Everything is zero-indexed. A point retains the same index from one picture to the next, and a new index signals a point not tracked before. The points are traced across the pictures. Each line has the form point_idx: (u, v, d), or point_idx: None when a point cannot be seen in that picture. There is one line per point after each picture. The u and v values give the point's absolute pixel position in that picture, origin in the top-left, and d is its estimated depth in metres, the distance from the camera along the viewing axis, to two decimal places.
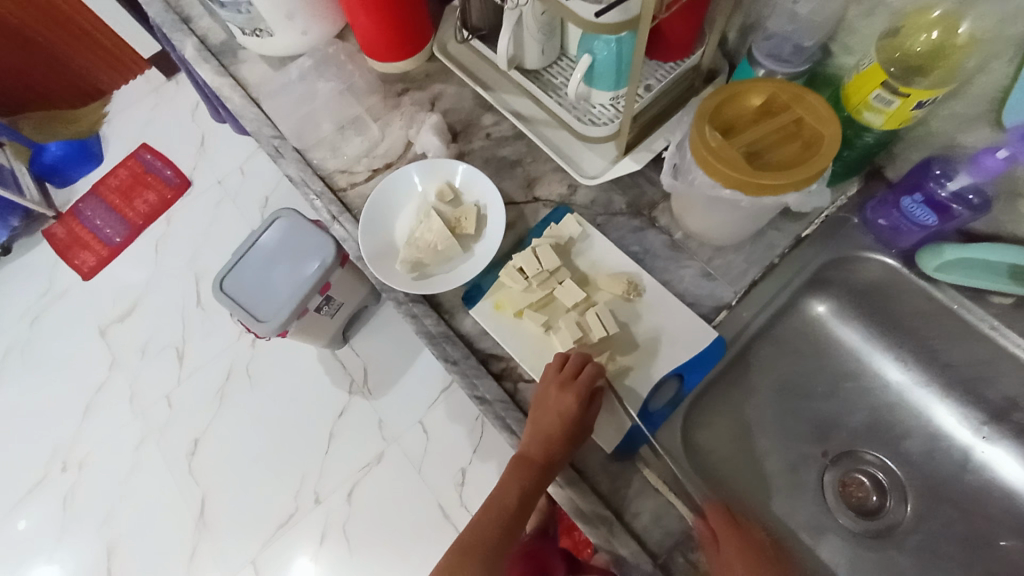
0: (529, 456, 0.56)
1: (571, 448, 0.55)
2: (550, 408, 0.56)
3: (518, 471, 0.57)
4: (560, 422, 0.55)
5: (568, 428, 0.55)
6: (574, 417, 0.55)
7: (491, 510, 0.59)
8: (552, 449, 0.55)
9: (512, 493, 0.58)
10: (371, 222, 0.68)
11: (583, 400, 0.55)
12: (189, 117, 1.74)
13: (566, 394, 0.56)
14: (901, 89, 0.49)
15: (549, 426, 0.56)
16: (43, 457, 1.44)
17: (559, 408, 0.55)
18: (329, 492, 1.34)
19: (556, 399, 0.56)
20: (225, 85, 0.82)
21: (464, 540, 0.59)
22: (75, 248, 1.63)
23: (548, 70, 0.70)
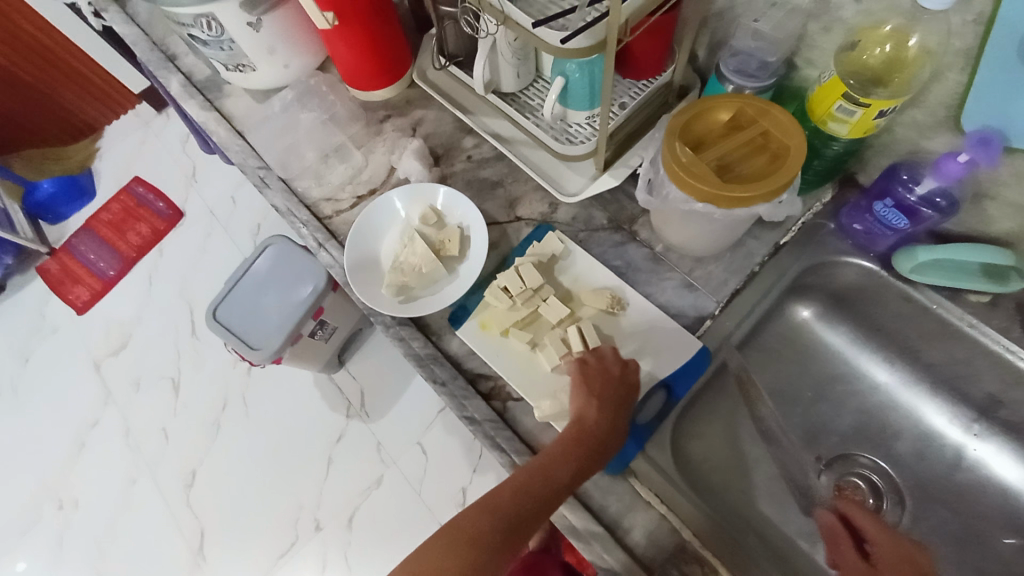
0: (588, 428, 0.55)
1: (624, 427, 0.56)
2: (614, 387, 0.58)
3: (576, 447, 0.54)
4: (617, 404, 0.57)
5: (627, 406, 0.57)
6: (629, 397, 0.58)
7: (529, 483, 0.53)
8: (613, 425, 0.56)
9: (560, 473, 0.53)
10: (356, 248, 0.68)
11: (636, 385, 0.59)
12: (180, 148, 1.76)
13: (629, 374, 0.59)
14: (861, 99, 0.51)
15: (613, 400, 0.57)
16: (38, 496, 1.43)
17: (624, 385, 0.58)
18: (328, 520, 1.32)
19: (620, 377, 0.58)
20: (210, 119, 0.83)
21: (484, 508, 0.53)
22: (68, 283, 1.63)
23: (525, 92, 0.72)
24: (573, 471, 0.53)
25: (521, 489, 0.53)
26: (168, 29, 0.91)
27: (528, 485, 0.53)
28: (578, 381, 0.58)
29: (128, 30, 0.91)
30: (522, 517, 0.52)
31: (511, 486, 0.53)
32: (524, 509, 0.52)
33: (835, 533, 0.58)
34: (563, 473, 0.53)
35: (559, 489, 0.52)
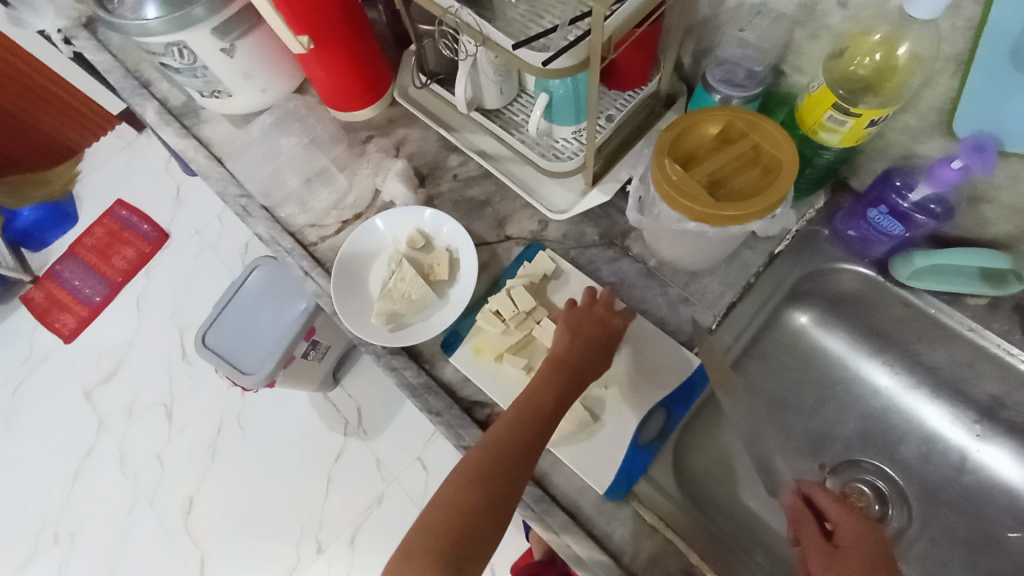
0: (567, 358, 0.57)
1: (602, 354, 0.58)
2: (583, 320, 0.60)
3: (559, 376, 0.55)
4: (597, 334, 0.59)
5: (608, 337, 0.59)
6: (604, 326, 0.59)
7: (511, 422, 0.53)
8: (588, 353, 0.57)
9: (541, 402, 0.54)
10: (344, 277, 0.67)
11: (615, 318, 0.60)
12: (163, 169, 1.73)
13: (597, 309, 0.61)
14: (852, 109, 0.50)
15: (585, 331, 0.59)
16: (32, 531, 1.40)
17: (595, 318, 0.60)
18: (331, 540, 1.30)
19: (590, 310, 0.61)
20: (189, 146, 0.81)
21: (474, 465, 0.51)
22: (55, 311, 1.60)
23: (509, 108, 0.70)
24: (556, 397, 0.54)
25: (505, 431, 0.52)
26: (142, 55, 0.89)
27: (512, 424, 0.53)
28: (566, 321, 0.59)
29: (100, 57, 0.88)
30: (514, 458, 0.51)
31: (495, 433, 0.52)
32: (518, 451, 0.51)
33: (798, 514, 0.55)
34: (546, 401, 0.54)
35: (546, 417, 0.53)
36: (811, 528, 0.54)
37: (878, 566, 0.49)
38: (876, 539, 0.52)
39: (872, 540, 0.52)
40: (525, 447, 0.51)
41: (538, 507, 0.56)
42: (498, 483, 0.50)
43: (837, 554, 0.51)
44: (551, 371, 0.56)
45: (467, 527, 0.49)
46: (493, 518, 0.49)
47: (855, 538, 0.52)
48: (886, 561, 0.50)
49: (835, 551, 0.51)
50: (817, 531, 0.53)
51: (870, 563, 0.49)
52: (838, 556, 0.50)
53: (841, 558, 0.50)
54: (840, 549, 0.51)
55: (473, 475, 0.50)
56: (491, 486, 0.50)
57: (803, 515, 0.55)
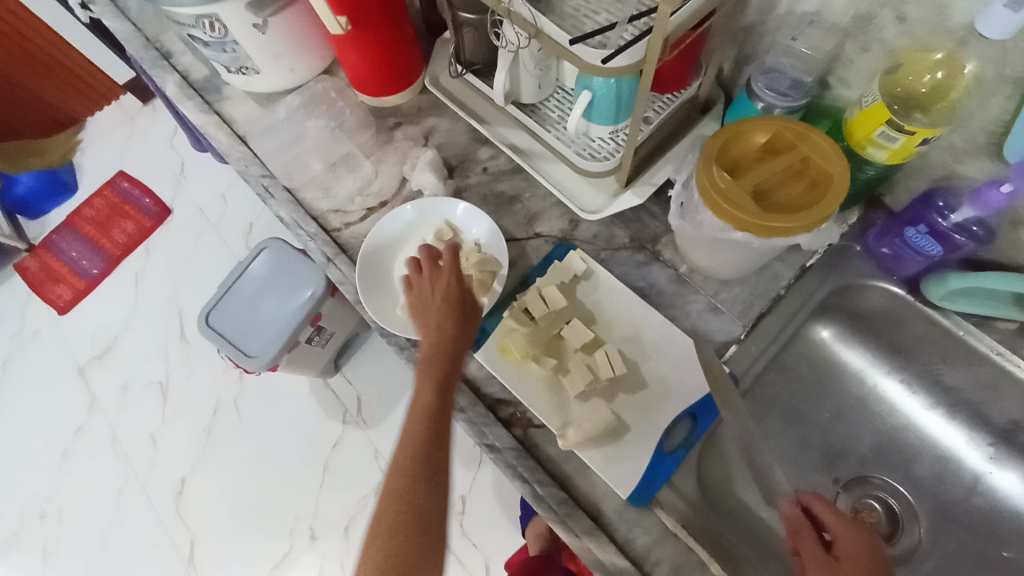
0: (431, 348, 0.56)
1: (464, 316, 0.58)
2: (432, 297, 0.59)
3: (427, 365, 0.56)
4: (444, 304, 0.58)
5: (456, 305, 0.58)
6: (451, 287, 0.59)
7: (414, 432, 0.54)
8: (446, 329, 0.57)
9: (423, 396, 0.55)
10: (369, 266, 0.66)
11: (459, 276, 0.60)
12: (168, 144, 1.69)
13: (438, 279, 0.60)
14: (906, 127, 0.49)
15: (437, 312, 0.58)
16: (19, 510, 1.37)
17: (438, 290, 0.59)
18: (325, 529, 1.29)
19: (431, 286, 0.60)
20: (209, 123, 0.79)
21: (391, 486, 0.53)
22: (50, 282, 1.56)
23: (544, 104, 0.69)
24: (434, 385, 0.55)
25: (407, 438, 0.54)
26: (163, 26, 0.86)
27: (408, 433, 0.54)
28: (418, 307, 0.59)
29: (118, 25, 0.85)
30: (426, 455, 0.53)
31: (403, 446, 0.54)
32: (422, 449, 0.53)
33: (796, 525, 0.53)
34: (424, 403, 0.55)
35: (436, 408, 0.54)
36: (807, 539, 0.52)
37: None
38: (874, 551, 0.50)
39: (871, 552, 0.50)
40: (431, 447, 0.53)
41: (560, 509, 0.56)
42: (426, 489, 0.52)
43: (835, 568, 0.49)
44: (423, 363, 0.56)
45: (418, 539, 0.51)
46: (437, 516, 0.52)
47: (856, 553, 0.50)
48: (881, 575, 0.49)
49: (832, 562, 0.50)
50: (814, 541, 0.52)
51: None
52: (837, 571, 0.49)
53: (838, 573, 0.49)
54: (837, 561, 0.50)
55: (397, 493, 0.52)
56: (415, 492, 0.52)
57: (800, 526, 0.53)
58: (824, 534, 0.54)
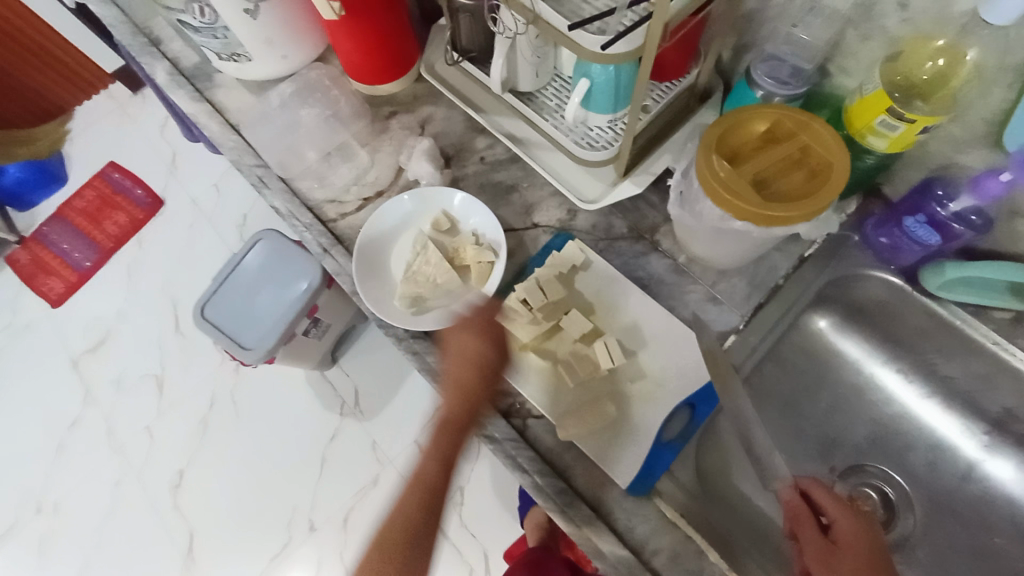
0: (445, 415, 0.55)
1: (485, 388, 0.56)
2: (461, 359, 0.57)
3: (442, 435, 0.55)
4: (475, 374, 0.56)
5: (486, 378, 0.56)
6: (487, 359, 0.56)
7: (414, 495, 0.55)
8: (470, 403, 0.55)
9: (429, 465, 0.55)
10: (366, 256, 0.65)
11: (493, 345, 0.57)
12: (159, 134, 1.67)
13: (472, 342, 0.57)
14: (907, 115, 0.49)
15: (461, 377, 0.55)
16: (14, 503, 1.36)
17: (468, 355, 0.56)
18: (323, 521, 1.30)
19: (464, 348, 0.57)
20: (201, 111, 0.78)
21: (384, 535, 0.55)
22: (41, 275, 1.55)
23: (542, 92, 0.68)
24: (441, 456, 0.55)
25: (407, 498, 0.55)
26: (153, 12, 0.84)
27: (408, 490, 0.56)
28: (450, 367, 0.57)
29: (106, 10, 0.84)
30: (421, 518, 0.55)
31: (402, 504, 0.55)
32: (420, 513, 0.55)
33: (796, 511, 0.53)
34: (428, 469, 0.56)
35: (439, 479, 0.55)
36: (808, 525, 0.52)
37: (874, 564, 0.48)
38: (872, 534, 0.51)
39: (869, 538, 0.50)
40: (427, 510, 0.55)
41: (560, 499, 0.56)
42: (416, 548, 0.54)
43: (836, 554, 0.49)
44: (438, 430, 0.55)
45: None
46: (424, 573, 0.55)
47: (855, 537, 0.50)
48: (879, 558, 0.49)
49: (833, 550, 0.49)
50: (814, 527, 0.51)
51: (867, 562, 0.49)
52: (838, 557, 0.49)
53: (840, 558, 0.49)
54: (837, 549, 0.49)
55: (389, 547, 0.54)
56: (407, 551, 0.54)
57: (800, 512, 0.53)
58: (820, 519, 0.54)
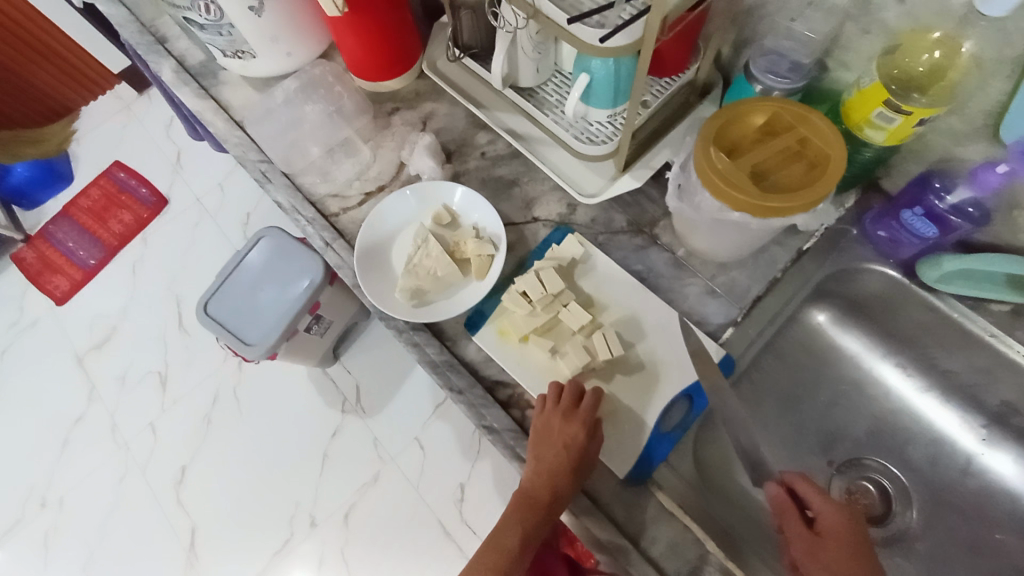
0: (533, 495, 0.55)
1: (578, 478, 0.55)
2: (555, 442, 0.55)
3: (526, 512, 0.56)
4: (566, 458, 0.55)
5: (576, 462, 0.55)
6: (579, 441, 0.55)
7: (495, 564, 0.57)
8: (557, 484, 0.54)
9: (511, 538, 0.57)
10: (368, 250, 0.66)
11: (589, 430, 0.55)
12: (164, 133, 1.68)
13: (571, 426, 0.55)
14: (903, 107, 0.49)
15: (555, 461, 0.54)
16: (19, 499, 1.37)
17: (565, 441, 0.55)
18: (325, 517, 1.30)
19: (560, 430, 0.55)
20: (206, 107, 0.79)
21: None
22: (47, 272, 1.56)
23: (542, 88, 0.69)
24: (521, 529, 0.57)
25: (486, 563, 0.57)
26: (159, 10, 0.85)
27: (488, 555, 0.57)
28: (537, 439, 0.56)
29: (112, 8, 0.85)
30: None
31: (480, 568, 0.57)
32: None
33: (782, 506, 0.53)
34: (510, 539, 0.57)
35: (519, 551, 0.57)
36: (794, 520, 0.53)
37: (858, 556, 0.50)
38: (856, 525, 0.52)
39: (851, 527, 0.51)
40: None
41: None
42: None
43: (821, 547, 0.51)
44: (519, 505, 0.57)
45: None
46: None
47: (840, 530, 0.51)
48: (863, 548, 0.50)
49: (818, 543, 0.51)
50: (801, 522, 0.52)
51: (852, 553, 0.50)
52: (824, 551, 0.50)
53: (826, 553, 0.50)
54: (822, 543, 0.51)
55: None
56: None
57: (787, 507, 0.53)
58: (806, 511, 0.55)
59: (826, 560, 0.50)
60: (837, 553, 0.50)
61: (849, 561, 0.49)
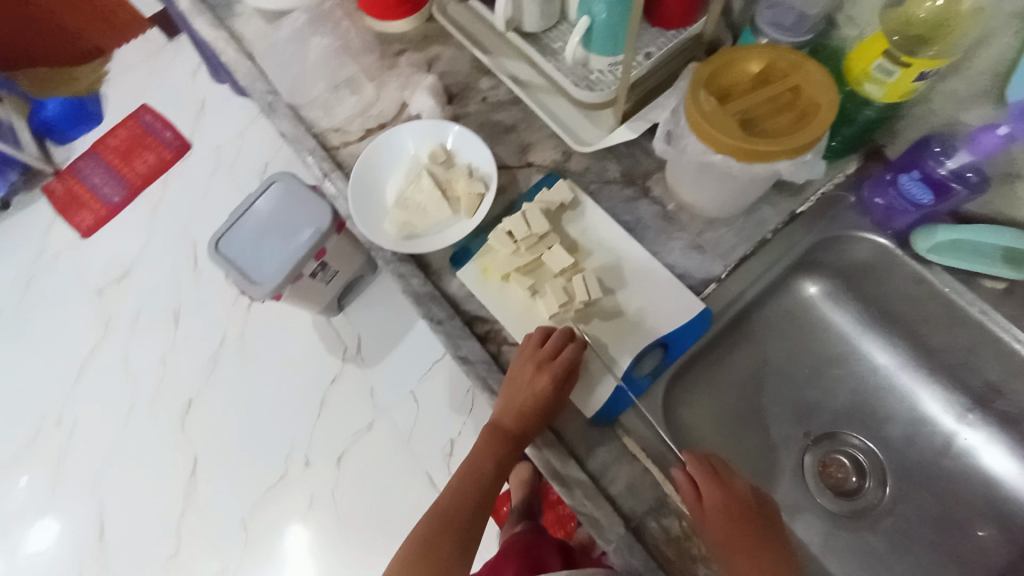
0: (504, 430, 0.59)
1: (544, 424, 0.57)
2: (526, 386, 0.57)
3: (497, 445, 0.60)
4: (534, 403, 0.57)
5: (543, 409, 0.57)
6: (548, 391, 0.56)
7: (470, 487, 0.62)
8: (525, 425, 0.57)
9: (486, 465, 0.62)
10: (362, 182, 0.67)
11: (558, 382, 0.57)
12: (190, 80, 1.72)
13: (541, 376, 0.57)
14: (904, 58, 0.50)
15: (522, 405, 0.57)
16: (35, 417, 1.43)
17: (534, 389, 0.57)
18: (319, 458, 1.35)
19: (531, 378, 0.57)
20: (219, 37, 0.80)
21: (440, 510, 0.62)
22: (73, 207, 1.62)
23: (547, 34, 0.68)
24: (494, 459, 0.61)
25: (463, 484, 0.63)
26: None
27: (467, 475, 0.63)
28: (511, 382, 0.58)
29: None
30: (473, 506, 0.62)
31: (458, 489, 0.63)
32: (472, 501, 0.62)
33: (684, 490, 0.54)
34: (486, 464, 0.62)
35: (494, 477, 0.62)
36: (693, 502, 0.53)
37: (741, 521, 0.53)
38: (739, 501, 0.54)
39: (750, 504, 0.55)
40: (481, 497, 0.62)
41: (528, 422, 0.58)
42: (460, 533, 0.61)
43: (711, 519, 0.53)
44: (492, 436, 0.61)
45: (435, 566, 0.59)
46: (465, 559, 0.60)
47: (726, 502, 0.53)
48: (744, 520, 0.53)
49: (729, 524, 0.52)
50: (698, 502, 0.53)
51: (734, 522, 0.52)
52: (712, 520, 0.52)
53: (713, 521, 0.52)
54: (735, 526, 0.52)
55: (439, 522, 0.61)
56: (450, 531, 0.60)
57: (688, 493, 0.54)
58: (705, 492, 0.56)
59: (740, 541, 0.52)
60: (741, 527, 0.52)
61: (732, 528, 0.52)
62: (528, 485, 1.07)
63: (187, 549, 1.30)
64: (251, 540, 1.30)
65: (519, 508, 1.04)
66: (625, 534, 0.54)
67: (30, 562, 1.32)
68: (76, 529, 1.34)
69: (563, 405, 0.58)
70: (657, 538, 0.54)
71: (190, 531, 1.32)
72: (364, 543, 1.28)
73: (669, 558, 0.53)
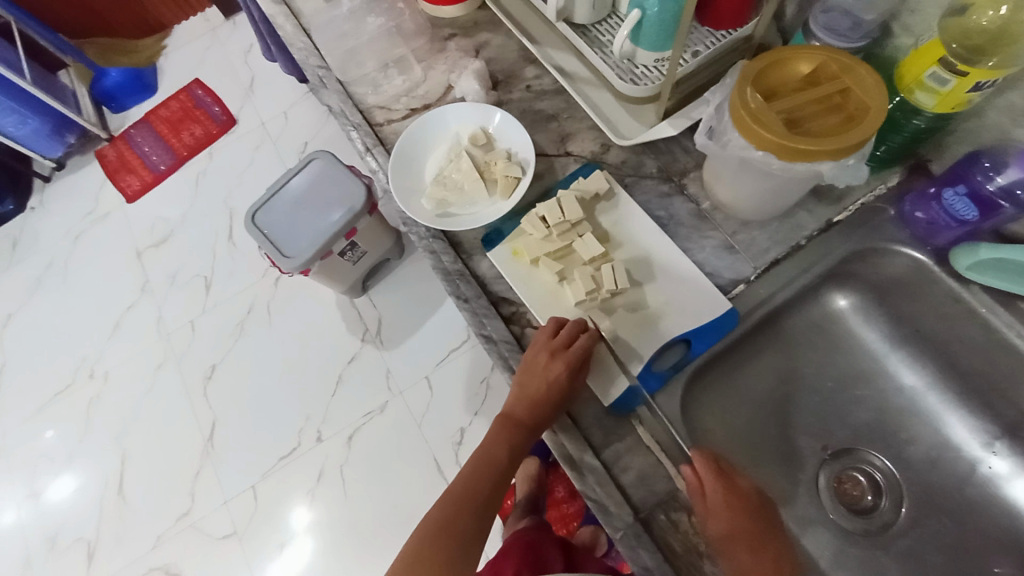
0: (519, 418, 0.60)
1: (558, 410, 0.58)
2: (539, 375, 0.58)
3: (512, 431, 0.62)
4: (547, 391, 0.58)
5: (557, 397, 0.58)
6: (561, 379, 0.57)
7: (484, 473, 0.63)
8: (538, 413, 0.58)
9: (499, 452, 0.63)
10: (402, 158, 0.69)
11: (571, 371, 0.57)
12: (241, 58, 1.78)
13: (554, 364, 0.57)
14: (960, 67, 0.50)
15: (535, 392, 0.58)
16: (69, 368, 1.50)
17: (547, 376, 0.57)
18: (331, 433, 1.37)
19: (544, 366, 0.58)
20: (279, 13, 0.84)
21: (455, 493, 0.63)
22: (122, 171, 1.68)
23: (597, 27, 0.69)
24: (508, 445, 0.62)
25: (477, 471, 0.63)
26: None
27: (482, 459, 0.64)
28: (525, 371, 0.59)
29: None
30: (487, 490, 0.62)
31: (472, 474, 0.63)
32: (486, 486, 0.62)
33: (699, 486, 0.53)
34: (501, 449, 0.63)
35: (507, 464, 0.63)
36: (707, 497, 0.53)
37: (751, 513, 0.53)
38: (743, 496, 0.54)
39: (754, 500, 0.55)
40: (496, 481, 0.63)
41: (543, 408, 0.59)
42: (474, 514, 0.61)
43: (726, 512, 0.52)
44: (506, 423, 0.62)
45: (450, 548, 0.59)
46: (478, 542, 0.60)
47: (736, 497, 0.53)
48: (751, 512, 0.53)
49: (730, 512, 0.52)
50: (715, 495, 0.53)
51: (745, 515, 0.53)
52: (726, 513, 0.52)
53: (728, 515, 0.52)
54: (735, 514, 0.52)
55: (452, 503, 0.62)
56: (464, 514, 0.61)
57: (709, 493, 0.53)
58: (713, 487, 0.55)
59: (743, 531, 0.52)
60: (751, 520, 0.52)
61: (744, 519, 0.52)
62: (533, 484, 1.07)
63: (199, 509, 1.34)
64: (259, 506, 1.33)
65: (524, 502, 1.05)
66: (633, 523, 0.54)
67: (52, 507, 1.38)
68: (96, 480, 1.39)
69: (576, 394, 0.59)
70: (664, 530, 0.54)
71: (202, 492, 1.36)
72: (367, 521, 1.30)
73: (676, 552, 0.53)
